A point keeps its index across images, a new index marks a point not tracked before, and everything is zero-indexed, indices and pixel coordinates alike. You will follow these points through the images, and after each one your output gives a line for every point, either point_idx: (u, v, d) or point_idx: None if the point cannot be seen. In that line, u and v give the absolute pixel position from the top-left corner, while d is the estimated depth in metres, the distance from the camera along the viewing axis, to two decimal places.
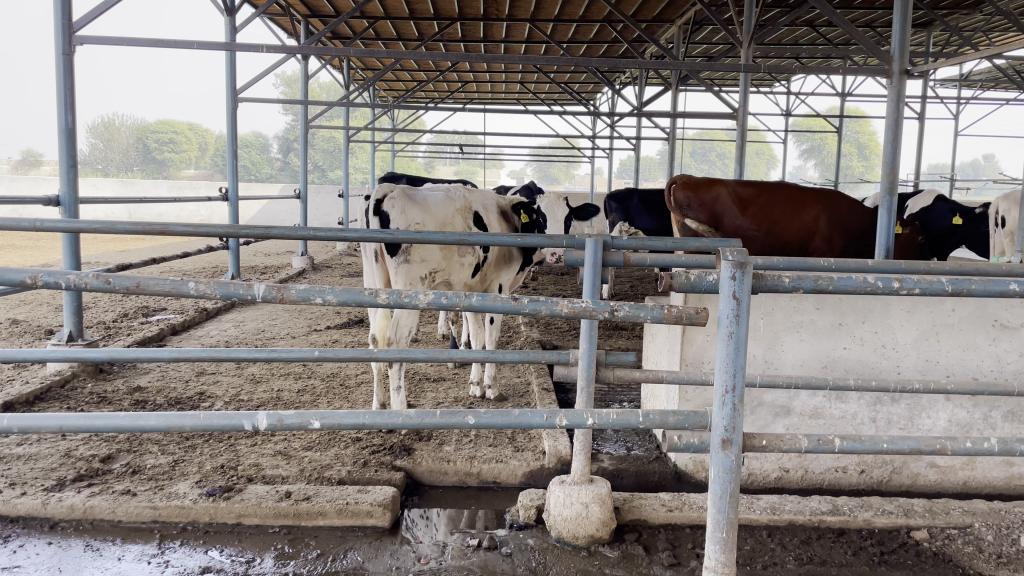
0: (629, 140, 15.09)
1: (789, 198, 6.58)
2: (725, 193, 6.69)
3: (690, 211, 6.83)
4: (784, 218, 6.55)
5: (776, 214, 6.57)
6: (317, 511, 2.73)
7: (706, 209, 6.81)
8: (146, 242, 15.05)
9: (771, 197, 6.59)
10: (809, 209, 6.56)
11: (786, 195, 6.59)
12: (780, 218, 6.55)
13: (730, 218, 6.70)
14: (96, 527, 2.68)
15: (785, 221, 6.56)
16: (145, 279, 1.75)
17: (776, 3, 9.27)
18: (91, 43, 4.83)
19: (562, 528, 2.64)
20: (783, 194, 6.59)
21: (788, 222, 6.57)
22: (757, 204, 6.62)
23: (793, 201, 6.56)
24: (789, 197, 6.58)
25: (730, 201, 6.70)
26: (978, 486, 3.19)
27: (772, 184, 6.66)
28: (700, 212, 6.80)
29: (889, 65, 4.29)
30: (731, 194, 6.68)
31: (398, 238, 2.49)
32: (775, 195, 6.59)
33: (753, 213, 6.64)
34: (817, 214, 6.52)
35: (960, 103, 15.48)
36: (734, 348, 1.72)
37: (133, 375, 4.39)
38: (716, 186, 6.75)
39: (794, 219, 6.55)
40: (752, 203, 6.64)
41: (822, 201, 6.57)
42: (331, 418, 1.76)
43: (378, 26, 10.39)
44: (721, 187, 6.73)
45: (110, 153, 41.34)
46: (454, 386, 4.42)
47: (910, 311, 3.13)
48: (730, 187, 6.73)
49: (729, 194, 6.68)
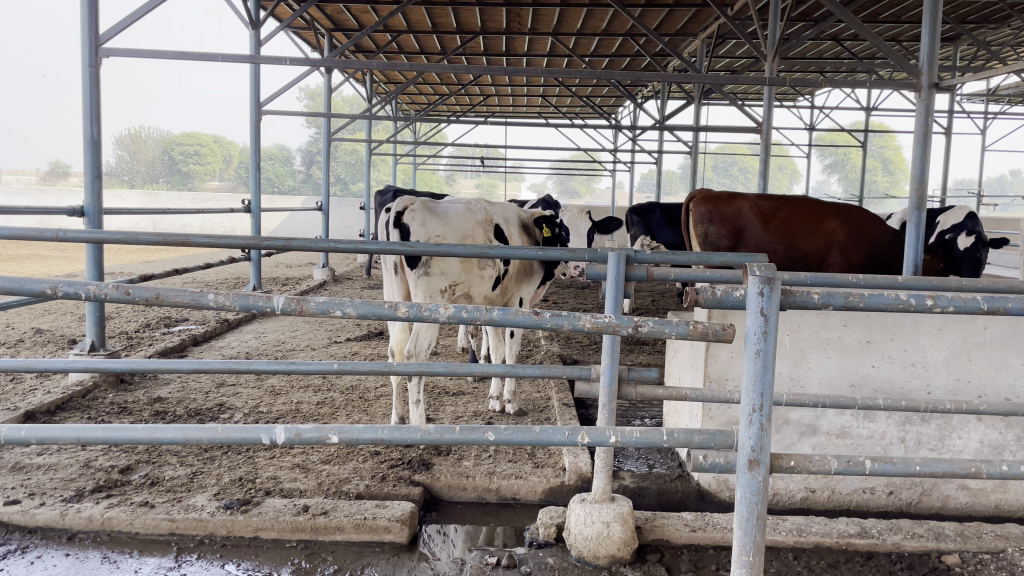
0: (651, 154, 15.01)
1: (810, 212, 6.52)
2: (746, 206, 6.68)
3: (711, 225, 6.78)
4: (804, 230, 6.48)
5: (795, 227, 6.51)
6: (335, 526, 2.70)
7: (728, 223, 6.76)
8: (170, 253, 15.17)
9: (792, 210, 6.55)
10: (829, 222, 6.48)
11: (807, 209, 6.53)
12: (800, 231, 6.48)
13: (752, 231, 6.64)
14: (114, 539, 2.66)
15: (804, 234, 6.48)
16: (164, 290, 1.73)
17: (801, 17, 9.22)
18: (118, 56, 4.88)
19: (583, 547, 2.59)
20: (803, 208, 6.56)
21: (808, 235, 6.48)
22: (778, 217, 6.59)
23: (813, 213, 6.50)
24: (809, 211, 6.53)
25: (751, 214, 6.69)
26: (1011, 510, 3.10)
27: (794, 200, 6.66)
28: (721, 226, 6.74)
29: (918, 78, 4.22)
30: (752, 207, 6.68)
31: (417, 250, 2.47)
32: (796, 209, 6.55)
33: (774, 227, 6.59)
34: (836, 226, 6.43)
35: (986, 118, 15.27)
36: (762, 366, 1.68)
37: (153, 386, 4.40)
38: (737, 201, 6.77)
39: (813, 232, 6.46)
40: (774, 216, 6.61)
41: (842, 215, 6.49)
42: (348, 433, 1.73)
43: (400, 40, 10.45)
44: (743, 201, 6.74)
45: (136, 165, 41.87)
46: (473, 399, 4.38)
47: (939, 329, 3.06)
48: (752, 202, 6.73)
49: (750, 207, 6.68)
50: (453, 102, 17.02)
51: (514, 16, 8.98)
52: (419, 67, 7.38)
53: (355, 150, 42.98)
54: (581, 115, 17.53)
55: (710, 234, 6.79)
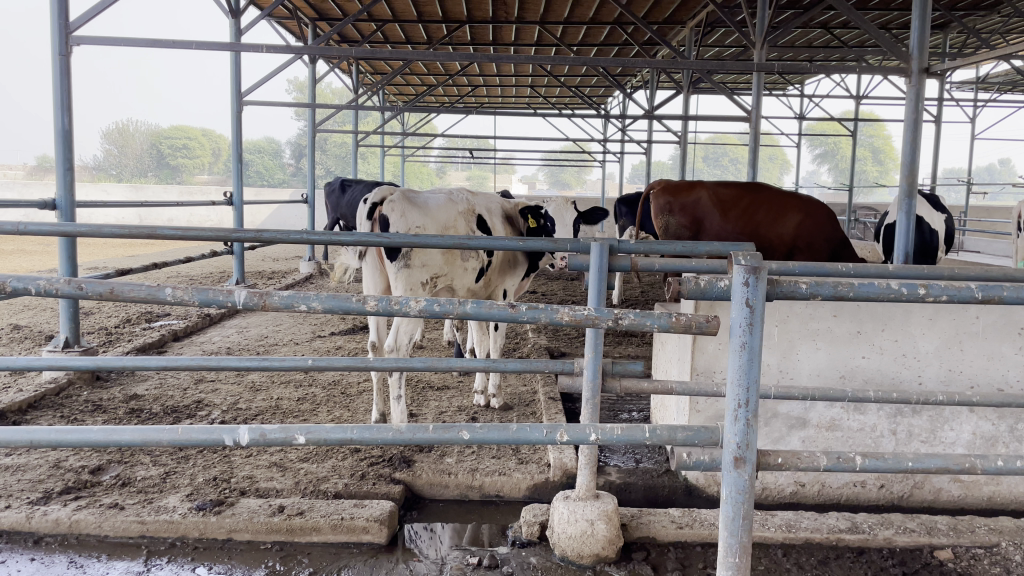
0: (641, 144, 14.92)
1: (770, 202, 6.43)
2: (705, 195, 6.63)
3: (671, 216, 6.75)
4: (766, 221, 6.40)
5: (757, 217, 6.44)
6: (311, 527, 2.62)
7: (688, 213, 6.72)
8: (156, 246, 14.95)
9: (751, 199, 6.46)
10: (790, 215, 6.39)
11: (767, 199, 6.45)
12: (762, 222, 6.40)
13: (712, 221, 6.58)
14: (82, 543, 2.57)
15: (766, 225, 6.40)
16: (118, 284, 1.62)
17: (789, 5, 9.13)
18: (89, 44, 4.75)
19: (566, 546, 2.51)
20: (764, 199, 6.46)
21: (768, 227, 6.41)
22: (738, 206, 6.51)
23: (774, 204, 6.42)
24: (770, 201, 6.44)
25: (711, 204, 6.63)
26: (1004, 502, 3.04)
27: (755, 188, 6.56)
28: (682, 216, 6.70)
29: (908, 64, 4.16)
30: (711, 196, 6.62)
31: (391, 242, 2.39)
32: (757, 198, 6.46)
33: (733, 216, 6.51)
34: (797, 220, 6.34)
35: (977, 105, 15.15)
36: (748, 360, 1.59)
37: (130, 384, 4.30)
38: (695, 190, 6.70)
39: (775, 223, 6.39)
40: (733, 205, 6.52)
41: (803, 208, 6.41)
42: (316, 433, 1.61)
43: (386, 29, 10.33)
44: (701, 189, 6.68)
45: (124, 159, 41.43)
46: (457, 394, 4.29)
47: (931, 318, 3.00)
48: (710, 190, 6.66)
49: (709, 196, 6.61)
50: (441, 93, 16.87)
51: (500, 4, 8.86)
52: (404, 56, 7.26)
53: (345, 143, 42.80)
54: (570, 105, 17.46)
55: (671, 225, 6.76)
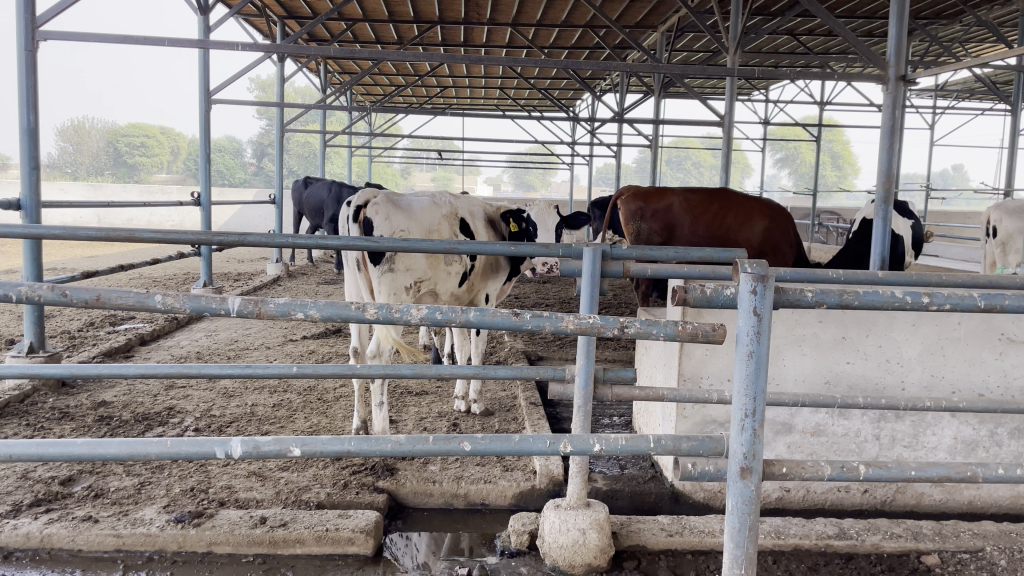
0: (609, 146, 14.95)
1: (738, 207, 6.51)
2: (676, 201, 6.59)
3: (642, 222, 6.66)
4: (735, 226, 6.48)
5: (726, 223, 6.51)
6: (295, 539, 2.54)
7: (659, 219, 6.66)
8: (116, 248, 14.62)
9: (722, 205, 6.51)
10: (757, 220, 6.50)
11: (736, 204, 6.52)
12: (731, 227, 6.48)
13: (684, 227, 6.56)
14: (54, 558, 2.47)
15: (734, 231, 6.48)
16: (104, 291, 1.53)
17: (759, 11, 9.24)
18: (55, 39, 4.61)
19: (557, 556, 2.47)
20: (732, 203, 6.54)
21: (737, 232, 6.49)
22: (709, 211, 6.54)
23: (741, 209, 6.51)
24: (738, 206, 6.51)
25: (682, 209, 6.60)
26: (984, 506, 3.08)
27: (723, 192, 6.59)
28: (653, 222, 6.64)
29: (885, 71, 4.22)
30: (682, 202, 6.59)
31: (381, 246, 2.32)
32: (726, 203, 6.52)
33: (704, 222, 6.53)
34: (763, 225, 6.48)
35: (936, 113, 15.45)
36: (754, 368, 1.49)
37: (97, 391, 4.17)
38: (667, 196, 6.64)
39: (743, 228, 6.47)
40: (704, 211, 6.54)
41: (767, 213, 6.53)
42: (312, 445, 1.49)
43: (356, 29, 10.24)
44: (672, 196, 6.63)
45: (79, 157, 40.48)
46: (437, 400, 4.24)
47: (914, 325, 3.02)
48: (681, 196, 6.62)
49: (681, 202, 6.58)
50: (409, 94, 16.78)
51: (473, 5, 8.83)
52: (377, 56, 7.18)
53: (308, 142, 42.41)
54: (538, 107, 17.45)
55: (642, 231, 6.68)
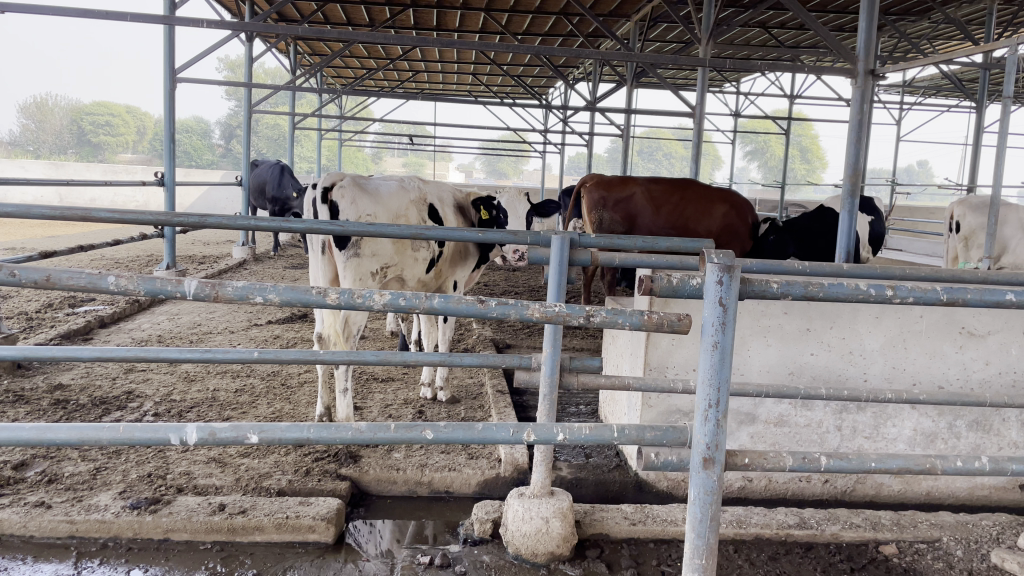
0: (581, 135, 14.95)
1: (700, 196, 6.58)
2: (639, 191, 6.58)
3: (605, 211, 6.62)
4: (697, 215, 6.54)
5: (687, 213, 6.55)
6: (254, 526, 2.50)
7: (621, 209, 6.61)
8: (79, 228, 14.32)
9: (683, 194, 6.56)
10: (717, 207, 6.59)
11: (697, 193, 6.59)
12: (692, 216, 6.54)
13: (646, 217, 6.55)
14: (4, 545, 2.41)
15: (696, 219, 6.54)
16: (54, 271, 1.45)
17: (731, 3, 9.27)
18: (11, 10, 4.45)
19: (520, 544, 2.46)
20: (693, 192, 6.60)
21: (698, 220, 6.55)
22: (670, 200, 6.57)
23: (702, 197, 6.59)
24: (699, 194, 6.58)
25: (644, 200, 6.59)
26: (941, 496, 3.13)
27: (684, 182, 6.65)
28: (616, 211, 6.60)
29: (855, 65, 4.25)
30: (644, 192, 6.59)
31: (345, 228, 2.27)
32: (687, 193, 6.57)
33: (666, 211, 6.55)
34: (724, 211, 6.58)
35: (903, 108, 15.68)
36: (718, 358, 1.47)
37: (55, 374, 4.07)
38: (629, 185, 6.62)
39: (704, 216, 6.54)
40: (666, 200, 6.57)
41: (726, 201, 6.63)
42: (270, 432, 1.44)
43: (327, 10, 10.09)
44: (634, 186, 6.61)
45: (42, 134, 39.49)
46: (403, 386, 4.21)
47: (877, 317, 3.04)
48: (643, 186, 6.63)
49: (643, 192, 6.57)
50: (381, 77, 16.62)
51: None
52: (347, 37, 7.06)
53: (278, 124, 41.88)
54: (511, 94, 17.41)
55: (604, 220, 6.63)
